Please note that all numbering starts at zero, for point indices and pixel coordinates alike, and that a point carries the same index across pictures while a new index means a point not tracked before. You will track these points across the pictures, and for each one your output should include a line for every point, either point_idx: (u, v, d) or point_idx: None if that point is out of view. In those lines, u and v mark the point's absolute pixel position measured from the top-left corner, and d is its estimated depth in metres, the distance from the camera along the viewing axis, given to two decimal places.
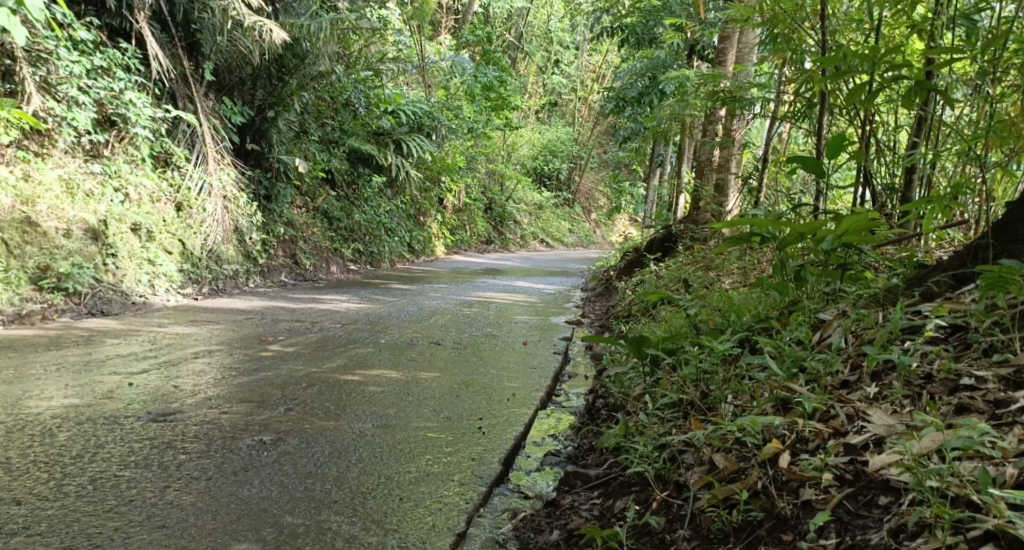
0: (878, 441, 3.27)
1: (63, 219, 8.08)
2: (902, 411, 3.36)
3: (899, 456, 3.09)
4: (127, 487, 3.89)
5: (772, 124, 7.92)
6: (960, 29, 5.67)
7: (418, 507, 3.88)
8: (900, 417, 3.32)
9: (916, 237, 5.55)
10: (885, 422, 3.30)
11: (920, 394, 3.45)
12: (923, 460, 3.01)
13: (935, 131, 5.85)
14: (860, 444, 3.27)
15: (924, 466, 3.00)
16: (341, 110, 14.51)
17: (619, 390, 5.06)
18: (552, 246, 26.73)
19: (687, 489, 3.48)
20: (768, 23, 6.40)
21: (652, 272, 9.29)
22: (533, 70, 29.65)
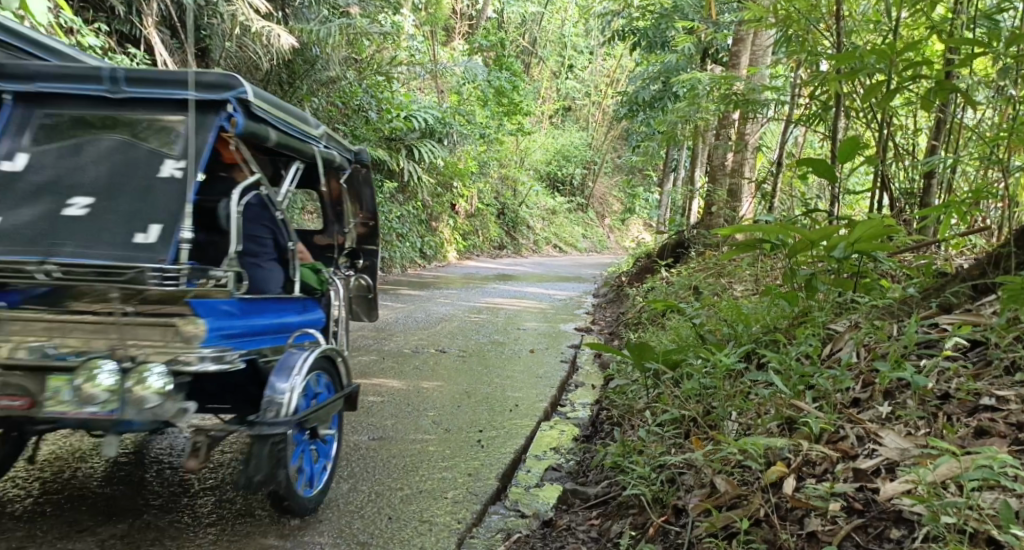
0: (890, 467, 3.07)
1: None
2: (915, 433, 3.16)
3: (912, 485, 2.88)
4: (104, 507, 3.74)
5: (787, 129, 7.68)
6: (982, 29, 5.45)
7: (406, 528, 3.71)
8: (914, 440, 3.12)
9: (934, 245, 5.35)
10: (898, 446, 3.11)
11: (935, 415, 3.25)
12: (938, 492, 2.79)
13: (955, 134, 5.66)
14: (870, 469, 3.07)
15: (939, 497, 2.78)
16: (352, 115, 14.00)
17: (622, 401, 4.88)
18: (565, 250, 26.59)
19: (686, 515, 3.31)
20: (782, 25, 6.20)
21: (663, 279, 9.10)
22: (548, 75, 29.20)
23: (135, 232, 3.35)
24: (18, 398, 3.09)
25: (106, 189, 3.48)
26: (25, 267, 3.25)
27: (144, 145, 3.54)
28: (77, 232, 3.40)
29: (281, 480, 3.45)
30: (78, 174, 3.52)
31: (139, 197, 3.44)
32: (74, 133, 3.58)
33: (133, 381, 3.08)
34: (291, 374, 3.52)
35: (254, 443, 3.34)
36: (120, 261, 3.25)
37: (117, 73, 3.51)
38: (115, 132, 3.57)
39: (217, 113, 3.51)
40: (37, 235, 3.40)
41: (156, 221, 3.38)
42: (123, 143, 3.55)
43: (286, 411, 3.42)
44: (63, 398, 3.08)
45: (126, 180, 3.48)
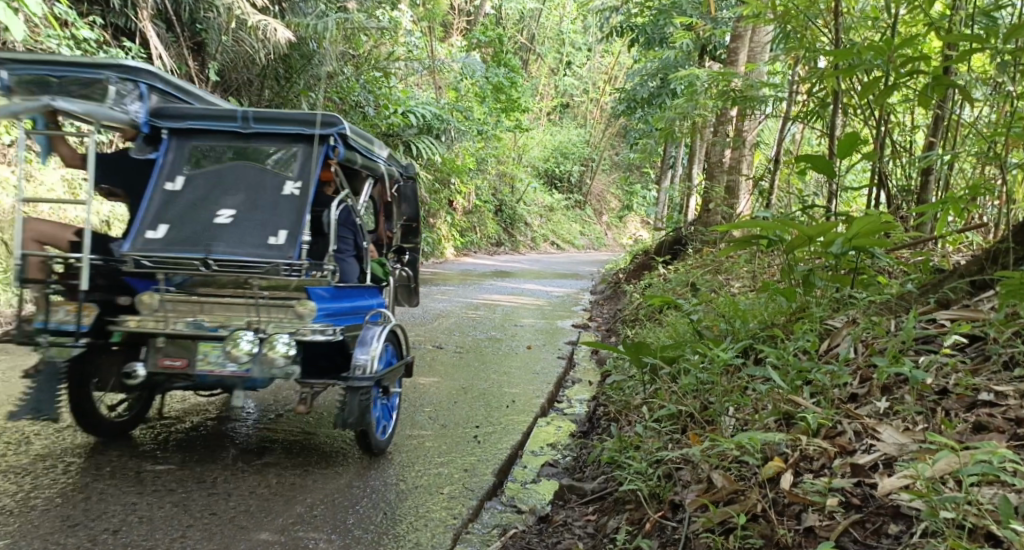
0: (888, 462, 3.05)
1: (65, 219, 7.99)
2: (913, 428, 3.15)
3: (911, 480, 2.87)
4: (97, 501, 3.72)
5: (785, 126, 7.66)
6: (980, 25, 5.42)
7: (401, 523, 3.70)
8: (912, 435, 3.11)
9: (931, 242, 5.33)
10: (896, 441, 3.09)
11: (934, 410, 3.23)
12: (936, 487, 2.78)
13: (952, 131, 5.64)
14: (868, 465, 3.05)
15: (937, 493, 2.77)
16: (350, 111, 14.11)
17: (619, 397, 4.87)
18: (563, 247, 26.60)
19: (682, 510, 3.29)
20: (780, 21, 6.18)
21: (661, 276, 9.09)
22: (546, 71, 29.02)
23: (267, 236, 4.14)
24: (174, 359, 4.03)
25: (240, 202, 4.27)
26: (187, 262, 4.05)
27: (269, 169, 4.34)
28: (224, 235, 4.16)
29: (368, 425, 4.15)
30: (219, 191, 4.31)
31: (267, 209, 4.24)
32: (213, 160, 4.39)
33: (259, 348, 3.94)
34: (373, 344, 4.23)
35: (347, 395, 4.03)
36: (260, 259, 4.05)
37: (248, 113, 4.31)
38: (246, 160, 4.38)
39: (323, 143, 4.33)
40: (189, 236, 4.15)
41: (283, 228, 4.17)
42: (254, 167, 4.36)
43: (369, 370, 4.12)
44: (210, 360, 4.01)
45: (256, 196, 4.28)
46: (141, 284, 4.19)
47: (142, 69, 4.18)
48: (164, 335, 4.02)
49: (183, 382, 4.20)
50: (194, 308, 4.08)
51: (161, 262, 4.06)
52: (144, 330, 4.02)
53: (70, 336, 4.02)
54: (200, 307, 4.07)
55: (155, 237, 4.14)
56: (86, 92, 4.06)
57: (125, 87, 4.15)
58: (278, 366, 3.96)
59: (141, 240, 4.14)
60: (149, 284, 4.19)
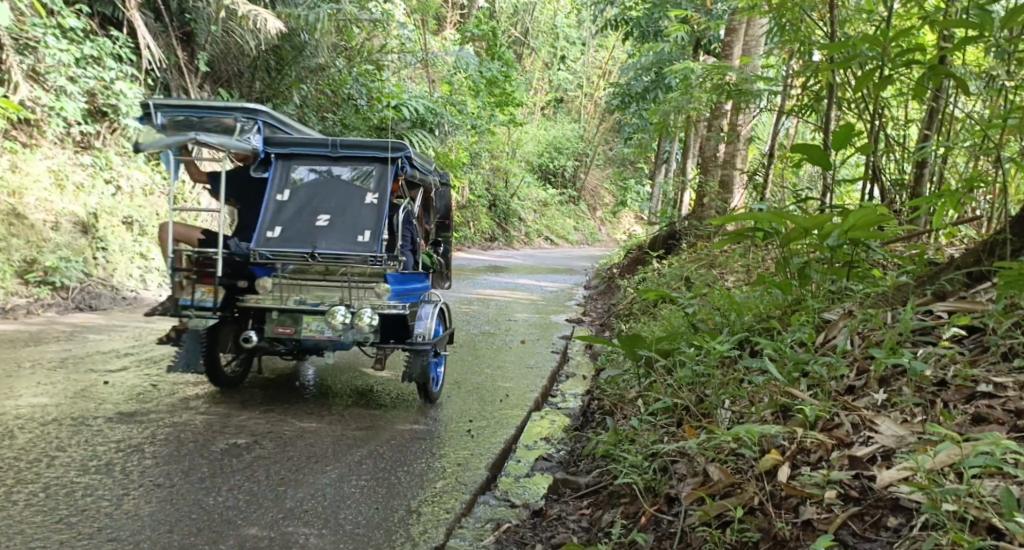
0: (887, 454, 3.02)
1: (52, 211, 7.93)
2: (912, 420, 3.12)
3: (910, 472, 2.84)
4: (82, 495, 3.68)
5: (779, 120, 7.62)
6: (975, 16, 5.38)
7: (393, 517, 3.65)
8: (910, 427, 3.08)
9: (925, 234, 5.31)
10: (894, 433, 3.06)
11: (932, 403, 3.20)
12: (937, 479, 2.75)
13: (946, 124, 5.61)
14: (866, 457, 3.02)
15: (938, 486, 2.73)
16: (342, 104, 14.04)
17: (613, 391, 4.84)
18: (557, 242, 26.56)
19: (678, 504, 3.25)
20: (774, 12, 6.13)
21: (655, 270, 9.05)
22: (540, 66, 28.70)
23: (356, 235, 5.15)
24: (285, 327, 4.95)
25: (334, 209, 5.28)
26: (295, 256, 5.08)
27: (354, 183, 5.33)
28: (322, 235, 5.18)
29: (427, 382, 5.07)
30: (317, 200, 5.32)
31: (354, 214, 5.23)
32: (312, 178, 5.40)
33: (350, 320, 4.80)
34: (429, 319, 5.16)
35: (412, 357, 4.97)
36: (351, 253, 5.06)
37: (336, 141, 5.29)
38: (336, 176, 5.37)
39: (394, 163, 5.29)
40: (298, 236, 5.19)
41: (368, 229, 5.17)
42: (341, 183, 5.35)
43: (427, 337, 5.04)
44: (311, 327, 4.92)
45: (344, 203, 5.27)
46: (261, 271, 5.18)
47: (260, 109, 5.15)
48: (277, 309, 4.96)
49: (284, 348, 5.11)
50: (300, 288, 5.08)
51: (275, 255, 5.10)
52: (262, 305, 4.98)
53: (207, 311, 4.95)
54: (301, 286, 5.09)
55: (273, 237, 5.20)
56: (217, 128, 5.00)
57: (247, 124, 5.12)
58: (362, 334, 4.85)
59: (263, 239, 5.21)
60: (267, 271, 5.18)
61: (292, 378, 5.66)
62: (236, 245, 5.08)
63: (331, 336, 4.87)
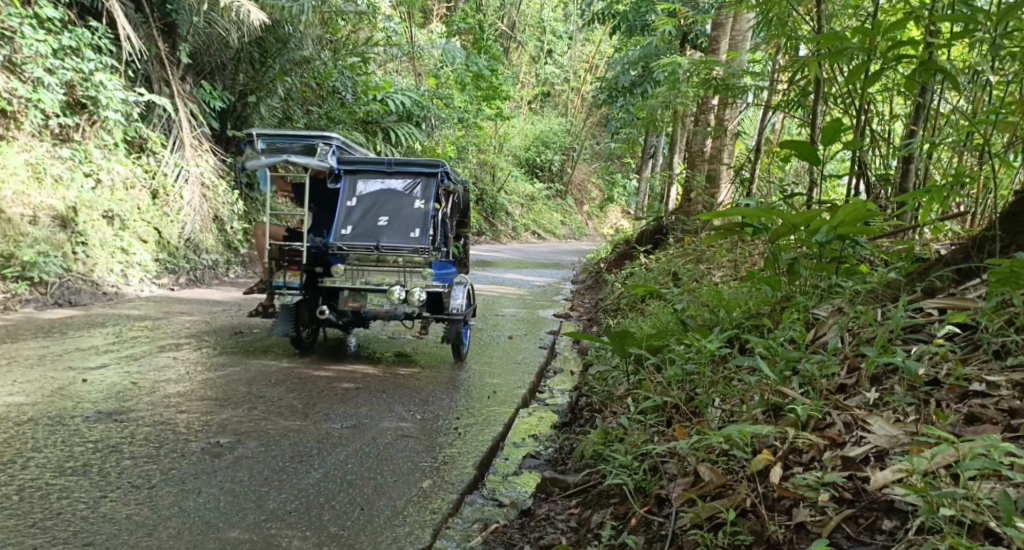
0: (880, 454, 2.99)
1: (29, 205, 7.79)
2: (904, 420, 3.08)
3: (904, 474, 2.81)
4: (58, 498, 3.60)
5: (766, 115, 7.58)
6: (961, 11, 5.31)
7: (379, 519, 3.60)
8: (903, 427, 3.05)
9: (912, 230, 5.28)
10: (887, 433, 3.03)
11: (925, 401, 3.16)
12: (933, 482, 2.72)
13: (932, 120, 5.56)
14: (859, 458, 2.99)
15: (935, 489, 2.70)
16: (328, 97, 13.92)
17: (602, 389, 4.79)
18: (544, 237, 26.52)
19: (669, 505, 3.21)
20: (762, 6, 6.07)
21: (642, 265, 9.00)
22: (526, 60, 28.53)
23: (409, 232, 6.22)
24: (354, 302, 6.01)
25: (390, 210, 6.31)
26: (363, 249, 6.14)
27: (404, 190, 6.36)
28: (382, 232, 6.24)
29: (460, 347, 6.16)
30: (377, 203, 6.33)
31: (407, 215, 6.29)
32: (371, 185, 6.38)
33: (405, 295, 5.94)
34: (462, 297, 6.16)
35: (449, 327, 6.05)
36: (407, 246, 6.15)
37: (389, 160, 6.35)
38: (390, 184, 6.38)
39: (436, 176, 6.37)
40: (365, 233, 6.23)
41: (418, 227, 6.25)
42: (394, 192, 6.38)
43: (460, 309, 6.07)
44: (375, 302, 6.02)
45: (398, 206, 6.30)
46: (336, 260, 6.14)
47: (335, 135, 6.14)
48: (347, 288, 6.03)
49: (349, 321, 6.14)
50: (362, 273, 6.09)
51: (347, 247, 6.15)
52: (336, 285, 6.04)
53: (294, 291, 5.92)
54: (364, 271, 6.08)
55: (346, 234, 6.22)
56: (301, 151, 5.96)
57: (325, 148, 6.09)
58: (412, 308, 5.99)
59: (337, 237, 6.23)
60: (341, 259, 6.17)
61: (279, 373, 5.60)
62: (313, 240, 6.08)
63: (390, 310, 5.97)
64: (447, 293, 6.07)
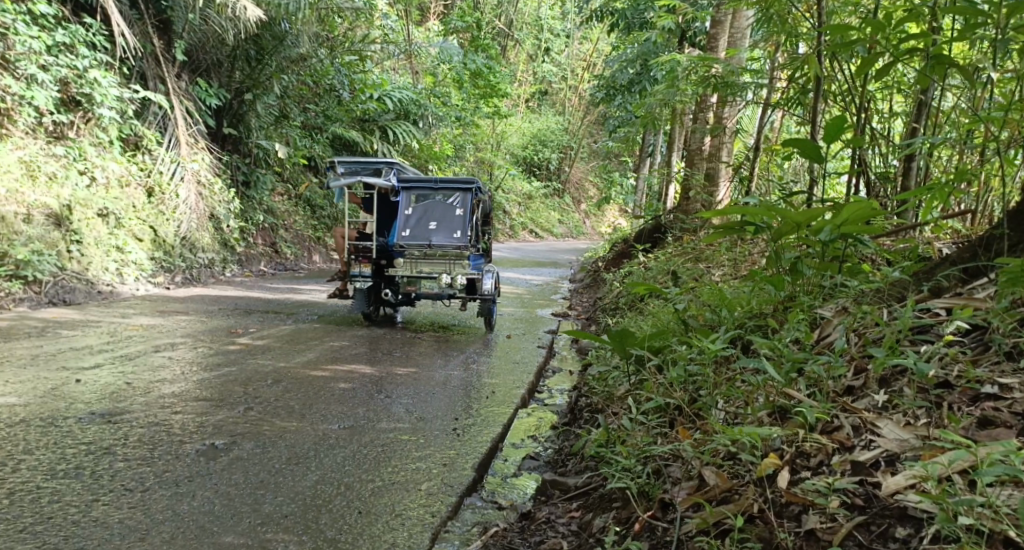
0: (890, 459, 2.95)
1: (23, 203, 7.71)
2: (915, 423, 3.04)
3: (918, 479, 2.78)
4: (49, 502, 3.56)
5: (766, 113, 7.50)
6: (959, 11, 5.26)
7: (377, 523, 3.56)
8: (914, 430, 3.01)
9: (915, 229, 5.18)
10: (897, 436, 3.00)
11: (936, 404, 3.12)
12: (949, 489, 2.69)
13: (933, 118, 5.50)
14: (869, 462, 2.95)
15: (952, 497, 2.67)
16: (324, 95, 14.10)
17: (603, 389, 4.73)
18: (541, 236, 26.46)
19: (673, 510, 3.15)
20: (761, 5, 5.97)
21: (641, 264, 8.94)
22: (523, 58, 28.40)
23: (453, 232, 7.51)
24: (410, 287, 7.37)
25: (438, 217, 7.64)
26: (417, 246, 7.43)
27: (449, 200, 7.70)
28: (431, 234, 7.53)
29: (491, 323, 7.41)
30: (427, 210, 7.67)
31: (451, 220, 7.60)
32: (422, 198, 7.72)
33: (449, 280, 7.31)
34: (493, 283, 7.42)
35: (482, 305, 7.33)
36: (451, 244, 7.42)
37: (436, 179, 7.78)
38: (437, 197, 7.75)
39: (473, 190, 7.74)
40: (419, 234, 7.52)
41: (460, 229, 7.55)
42: (439, 203, 7.71)
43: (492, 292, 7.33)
44: (427, 287, 7.40)
45: (444, 212, 7.62)
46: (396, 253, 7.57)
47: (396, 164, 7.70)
48: (404, 276, 7.40)
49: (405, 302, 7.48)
50: (417, 265, 7.42)
51: (405, 245, 7.46)
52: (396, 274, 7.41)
53: (365, 278, 7.41)
54: (418, 263, 7.41)
55: (405, 235, 7.52)
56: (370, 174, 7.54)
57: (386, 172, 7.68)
58: (454, 290, 7.33)
59: (398, 237, 7.54)
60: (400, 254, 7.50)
61: (276, 372, 5.55)
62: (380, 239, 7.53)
63: (438, 293, 7.32)
64: (481, 279, 7.37)
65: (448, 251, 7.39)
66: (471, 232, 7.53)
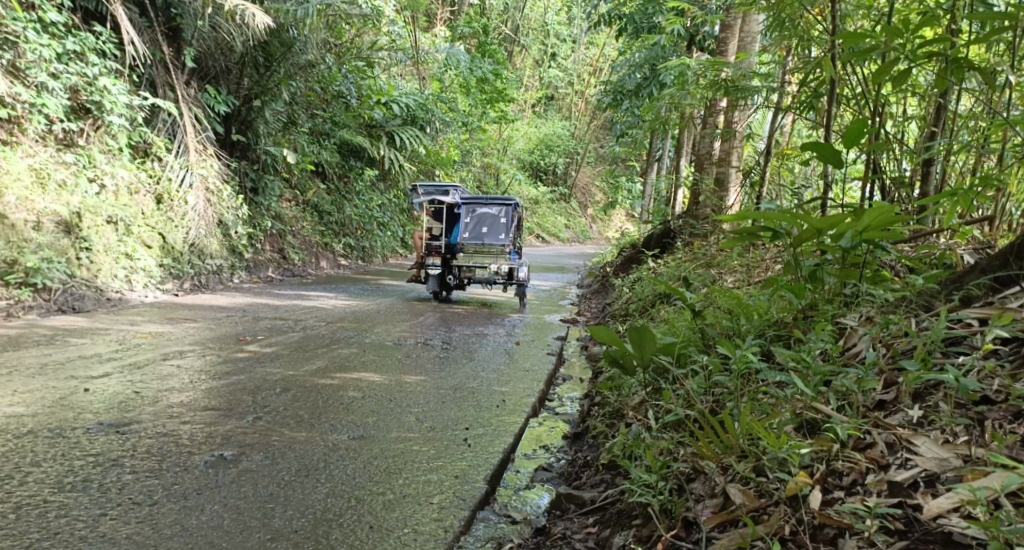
0: (929, 479, 2.89)
1: (34, 211, 7.67)
2: (955, 441, 2.97)
3: (963, 504, 2.73)
4: (56, 516, 3.48)
5: (777, 118, 7.37)
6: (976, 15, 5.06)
7: (388, 538, 3.47)
8: (953, 448, 2.94)
9: (934, 234, 4.99)
10: (936, 455, 2.93)
11: (975, 422, 3.04)
12: (998, 515, 2.63)
13: (952, 122, 5.31)
14: (907, 483, 2.89)
15: (1003, 523, 2.62)
16: (332, 101, 14.11)
17: (617, 398, 4.65)
18: (548, 241, 26.29)
19: (697, 530, 3.09)
20: (774, 8, 5.85)
21: (650, 270, 8.81)
22: (530, 64, 28.35)
23: (499, 235, 9.84)
24: (467, 273, 9.52)
25: (489, 224, 9.96)
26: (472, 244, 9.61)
27: (496, 211, 9.98)
28: (484, 236, 9.88)
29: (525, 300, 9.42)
30: (481, 218, 9.96)
31: (498, 226, 9.91)
32: (476, 210, 10.02)
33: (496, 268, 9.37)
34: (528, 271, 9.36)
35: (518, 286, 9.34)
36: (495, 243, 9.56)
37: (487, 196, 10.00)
38: (488, 209, 10.03)
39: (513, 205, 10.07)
40: (475, 236, 9.90)
41: (504, 232, 9.89)
42: (490, 214, 9.97)
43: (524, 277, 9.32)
44: (480, 275, 9.47)
45: (493, 220, 9.91)
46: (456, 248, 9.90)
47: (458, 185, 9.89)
48: (463, 265, 9.54)
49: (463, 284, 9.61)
50: (472, 258, 9.62)
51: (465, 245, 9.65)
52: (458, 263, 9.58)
53: (434, 267, 9.38)
54: (473, 256, 9.55)
55: (466, 237, 9.88)
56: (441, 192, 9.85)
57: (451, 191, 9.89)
58: (500, 276, 9.39)
59: (461, 239, 9.91)
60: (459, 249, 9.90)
61: (286, 380, 5.47)
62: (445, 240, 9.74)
63: (486, 279, 9.43)
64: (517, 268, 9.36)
65: (493, 247, 9.74)
66: (512, 234, 9.86)
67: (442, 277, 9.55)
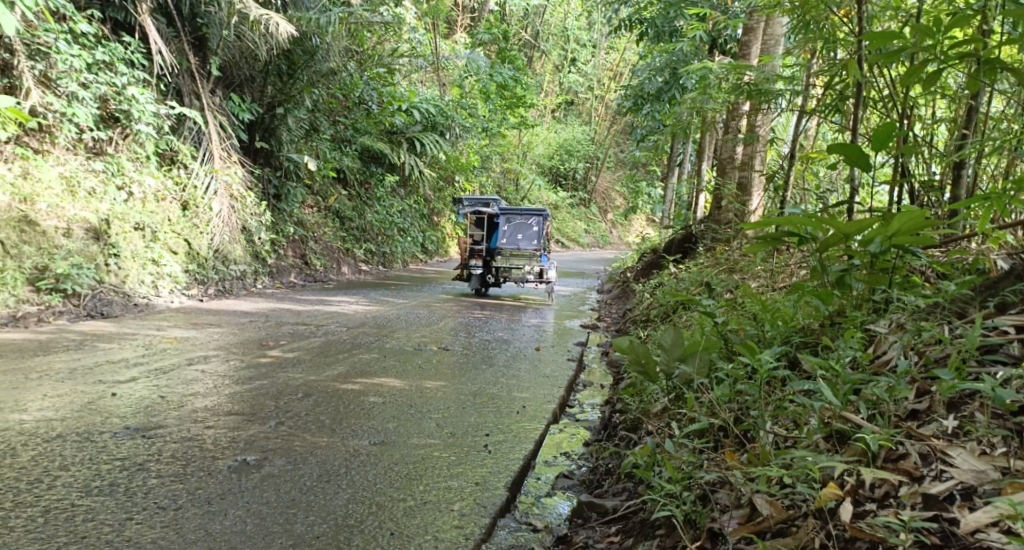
0: (965, 491, 2.82)
1: (64, 218, 7.74)
2: (992, 453, 2.90)
3: (1002, 517, 2.66)
4: (83, 520, 3.48)
5: (801, 120, 7.27)
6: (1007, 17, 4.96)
7: (410, 545, 3.44)
8: (990, 461, 2.88)
9: (965, 240, 4.89)
10: (972, 467, 2.87)
11: (1012, 433, 2.97)
12: None
13: (982, 124, 5.21)
14: (943, 495, 2.82)
15: None
16: (353, 107, 14.15)
17: (638, 405, 4.59)
18: (568, 246, 26.22)
19: (724, 541, 3.04)
20: (799, 11, 5.76)
21: (672, 275, 8.74)
22: (550, 69, 28.30)
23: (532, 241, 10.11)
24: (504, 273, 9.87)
25: (523, 231, 10.23)
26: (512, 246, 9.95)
27: (531, 219, 10.22)
28: (519, 240, 10.14)
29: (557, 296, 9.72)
30: (516, 226, 10.23)
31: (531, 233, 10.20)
32: (511, 218, 10.24)
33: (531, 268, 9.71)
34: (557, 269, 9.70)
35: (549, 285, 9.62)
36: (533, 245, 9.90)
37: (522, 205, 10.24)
38: (523, 217, 10.26)
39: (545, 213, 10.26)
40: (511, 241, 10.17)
41: (536, 239, 10.20)
42: (526, 220, 10.23)
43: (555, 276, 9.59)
44: (515, 275, 9.83)
45: (527, 228, 10.19)
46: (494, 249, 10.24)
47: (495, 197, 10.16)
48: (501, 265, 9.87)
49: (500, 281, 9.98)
50: (509, 260, 9.91)
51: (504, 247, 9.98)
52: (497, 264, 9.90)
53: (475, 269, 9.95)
54: (511, 258, 9.87)
55: (504, 243, 10.15)
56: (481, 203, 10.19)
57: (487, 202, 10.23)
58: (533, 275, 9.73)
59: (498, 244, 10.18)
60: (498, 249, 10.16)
61: (308, 386, 5.45)
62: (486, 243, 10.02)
63: (520, 278, 9.76)
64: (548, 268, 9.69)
65: (526, 251, 9.94)
66: (544, 242, 10.12)
67: (482, 278, 9.96)
